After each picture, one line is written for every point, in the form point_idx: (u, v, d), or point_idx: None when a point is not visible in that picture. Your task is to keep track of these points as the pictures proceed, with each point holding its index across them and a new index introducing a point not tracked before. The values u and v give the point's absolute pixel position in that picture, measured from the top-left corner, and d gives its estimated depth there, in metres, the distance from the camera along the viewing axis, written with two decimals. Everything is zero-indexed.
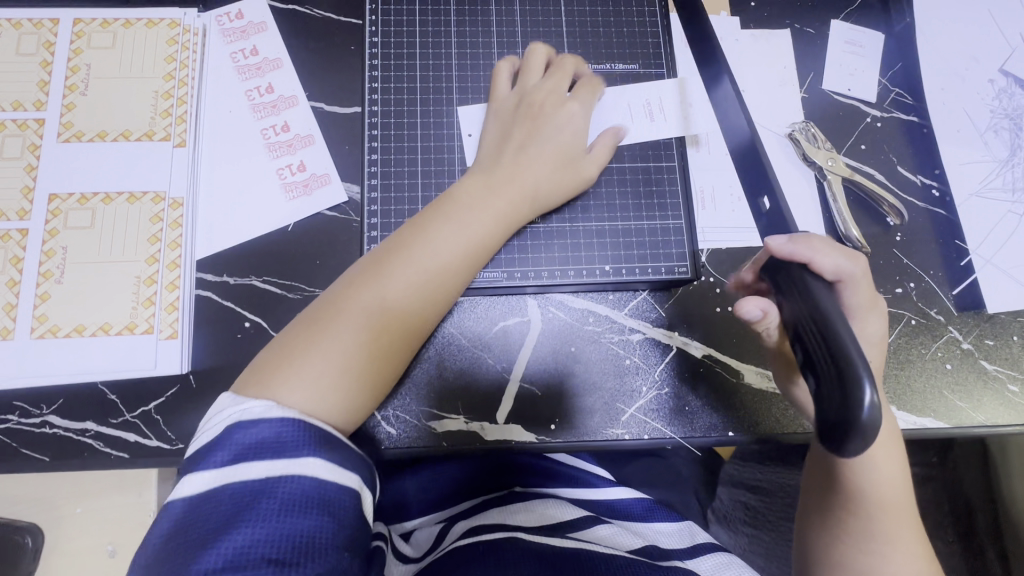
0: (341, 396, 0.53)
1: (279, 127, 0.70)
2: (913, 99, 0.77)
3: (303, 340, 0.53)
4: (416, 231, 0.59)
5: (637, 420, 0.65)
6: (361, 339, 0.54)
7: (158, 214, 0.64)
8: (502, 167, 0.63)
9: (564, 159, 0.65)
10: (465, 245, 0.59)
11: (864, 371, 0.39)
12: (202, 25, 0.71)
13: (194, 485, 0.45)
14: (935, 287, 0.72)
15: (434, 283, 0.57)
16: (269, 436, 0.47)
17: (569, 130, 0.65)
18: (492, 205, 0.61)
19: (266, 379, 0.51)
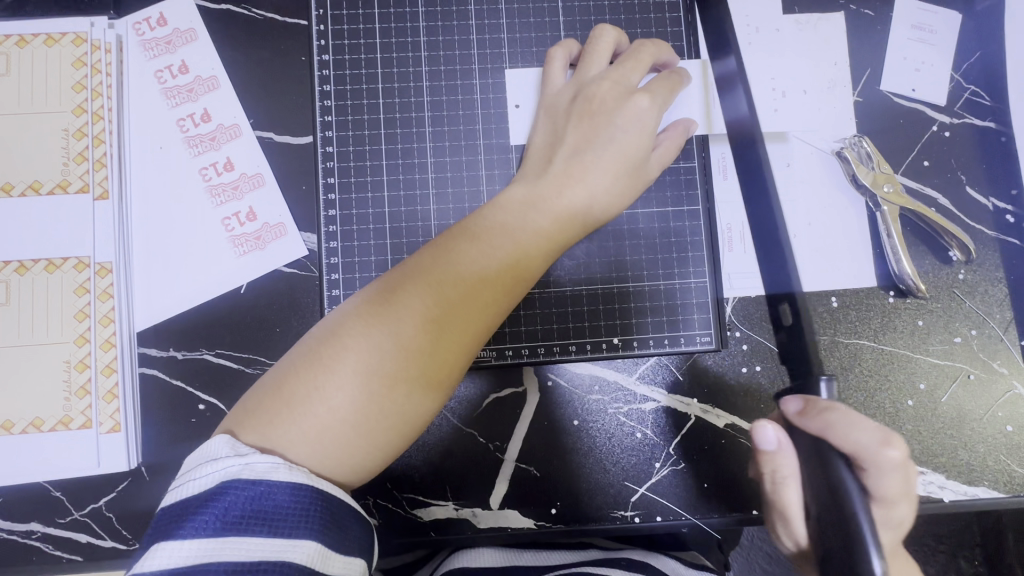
0: (356, 450, 0.40)
1: (220, 165, 0.58)
2: (991, 101, 0.63)
3: (313, 371, 0.40)
4: (460, 236, 0.46)
5: (647, 501, 0.58)
6: (382, 374, 0.40)
7: (83, 283, 0.55)
8: (557, 169, 0.49)
9: (628, 168, 0.49)
10: (518, 255, 0.46)
11: None
12: (115, 38, 0.57)
13: (167, 556, 0.34)
14: (1000, 334, 0.61)
15: (479, 300, 0.44)
16: (267, 505, 0.36)
17: (633, 132, 0.49)
18: (565, 197, 0.48)
19: (270, 420, 0.39)
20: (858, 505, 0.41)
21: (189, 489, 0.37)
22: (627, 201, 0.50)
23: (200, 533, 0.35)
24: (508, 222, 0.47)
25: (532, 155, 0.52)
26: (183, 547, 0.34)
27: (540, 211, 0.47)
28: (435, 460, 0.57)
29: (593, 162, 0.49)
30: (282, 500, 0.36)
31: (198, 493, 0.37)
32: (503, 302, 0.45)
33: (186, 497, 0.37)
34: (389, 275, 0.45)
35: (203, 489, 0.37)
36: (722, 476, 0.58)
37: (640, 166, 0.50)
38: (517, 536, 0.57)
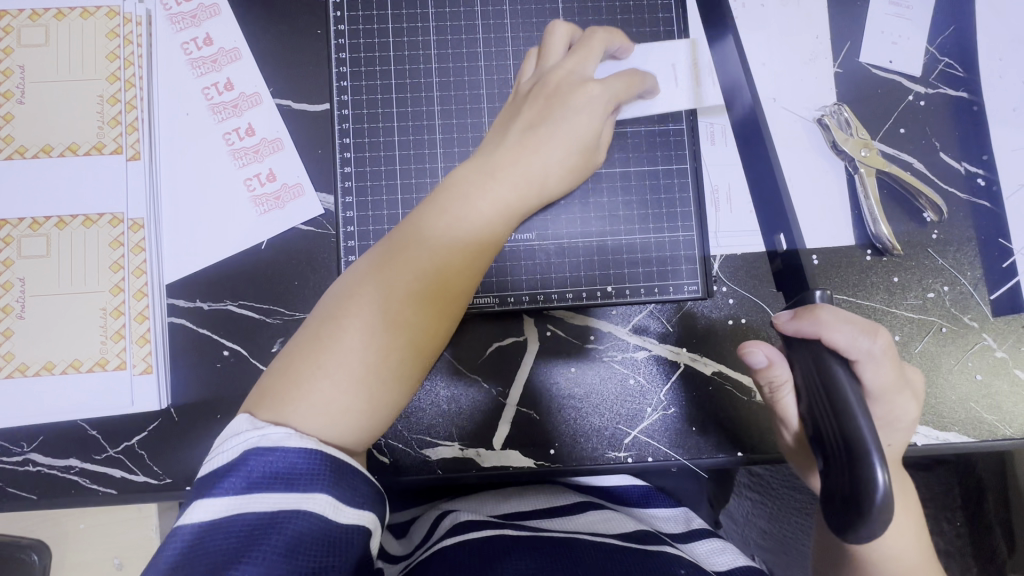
0: (364, 415, 0.43)
1: (242, 131, 0.62)
2: (964, 71, 0.67)
3: (312, 353, 0.43)
4: (428, 214, 0.49)
5: (640, 443, 0.62)
6: (377, 346, 0.43)
7: (118, 238, 0.59)
8: (511, 142, 0.53)
9: (579, 144, 0.54)
10: (486, 226, 0.49)
11: (874, 449, 0.37)
12: (145, 11, 0.62)
13: (202, 514, 0.38)
14: (971, 291, 0.66)
15: (455, 270, 0.47)
16: (284, 467, 0.39)
17: (586, 113, 0.53)
18: (530, 166, 0.51)
19: (277, 406, 0.42)
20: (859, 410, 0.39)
21: (216, 457, 0.41)
22: (579, 174, 0.55)
23: (229, 492, 0.39)
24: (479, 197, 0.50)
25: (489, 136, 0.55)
26: (215, 504, 0.38)
27: (498, 179, 0.50)
28: (443, 404, 0.62)
29: (550, 132, 0.52)
30: (297, 461, 0.39)
31: (224, 460, 0.41)
32: (477, 270, 0.49)
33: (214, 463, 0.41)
34: (368, 257, 0.48)
35: (227, 459, 0.40)
36: (709, 419, 0.63)
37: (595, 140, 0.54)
38: (520, 476, 0.62)
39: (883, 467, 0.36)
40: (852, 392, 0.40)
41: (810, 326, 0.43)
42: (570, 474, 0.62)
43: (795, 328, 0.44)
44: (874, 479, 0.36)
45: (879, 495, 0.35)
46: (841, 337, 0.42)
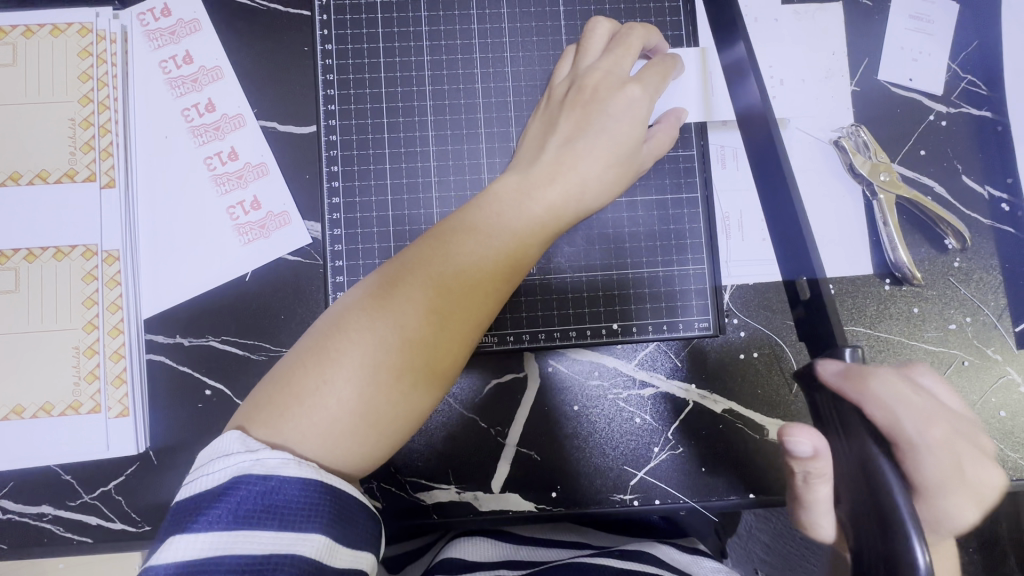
0: (364, 441, 0.41)
1: (225, 155, 0.58)
2: (987, 90, 0.63)
3: (316, 367, 0.41)
4: (456, 225, 0.46)
5: (645, 485, 0.59)
6: (388, 368, 0.41)
7: (91, 271, 0.56)
8: (550, 156, 0.49)
9: (620, 158, 0.49)
10: (514, 245, 0.46)
11: (913, 528, 0.34)
12: (120, 28, 0.58)
13: (181, 551, 0.35)
14: (995, 322, 0.62)
15: (478, 291, 0.44)
16: (279, 499, 0.37)
17: (627, 120, 0.49)
18: (564, 180, 0.47)
19: (276, 419, 0.40)
20: (896, 488, 0.36)
21: (203, 483, 0.38)
22: (619, 192, 0.50)
23: (214, 526, 0.36)
24: (505, 212, 0.47)
25: (523, 147, 0.51)
26: (198, 540, 0.35)
27: (528, 191, 0.47)
28: (438, 445, 0.58)
29: (588, 142, 0.48)
30: (293, 495, 0.37)
31: (211, 487, 0.38)
32: (502, 292, 0.46)
33: (198, 491, 0.38)
34: (391, 263, 0.45)
35: (215, 485, 0.38)
36: (719, 459, 0.59)
37: (634, 149, 0.50)
38: (519, 520, 0.59)
39: (923, 548, 0.33)
40: (887, 465, 0.37)
41: (854, 391, 0.42)
42: (572, 518, 0.59)
43: (838, 384, 0.43)
44: (914, 559, 0.33)
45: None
46: (882, 412, 0.40)
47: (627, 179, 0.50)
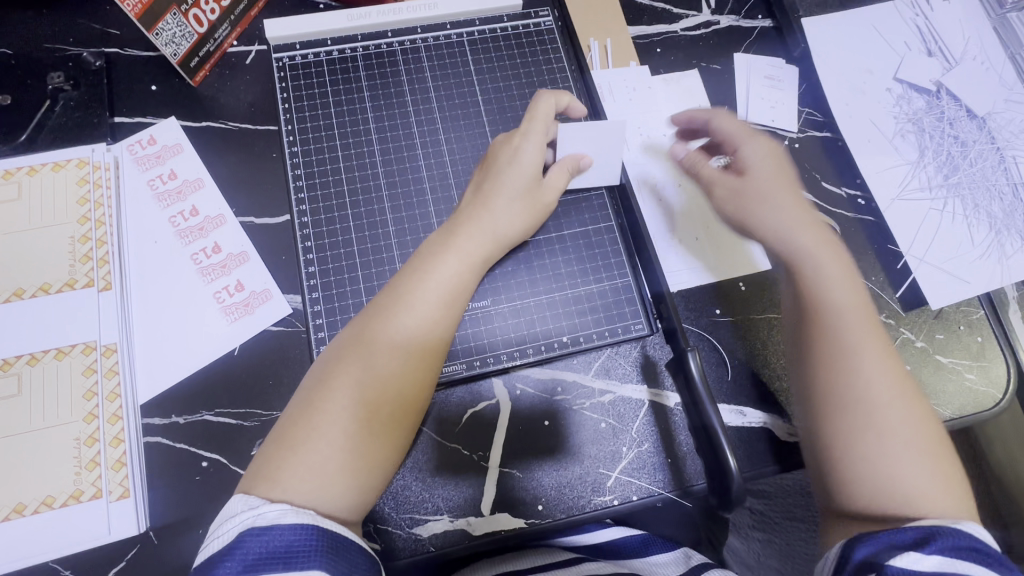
0: (354, 476, 0.48)
1: (209, 249, 0.67)
2: (823, 117, 0.81)
3: (303, 425, 0.49)
4: (398, 284, 0.56)
5: (621, 483, 0.64)
6: (372, 418, 0.50)
7: (91, 365, 0.61)
8: (463, 214, 0.61)
9: (524, 195, 0.62)
10: (453, 292, 0.57)
11: (724, 440, 0.55)
12: (113, 158, 0.69)
13: None
14: (880, 292, 0.74)
15: (429, 334, 0.54)
16: (281, 546, 0.42)
17: (520, 164, 0.62)
18: (477, 232, 0.59)
19: (272, 475, 0.47)
20: (712, 413, 0.56)
21: (214, 546, 0.43)
22: (529, 219, 0.63)
23: None
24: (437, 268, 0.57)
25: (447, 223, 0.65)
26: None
27: (455, 248, 0.58)
28: (427, 480, 0.63)
29: (496, 194, 0.61)
30: (293, 539, 0.42)
31: (222, 545, 0.43)
32: (447, 330, 0.56)
33: (212, 554, 0.43)
34: (352, 326, 0.55)
35: (226, 543, 0.43)
36: (683, 450, 0.66)
37: (535, 183, 0.63)
38: (512, 539, 0.62)
39: (733, 455, 0.54)
40: (710, 405, 0.56)
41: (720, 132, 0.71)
42: (561, 528, 0.63)
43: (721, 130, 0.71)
44: (730, 468, 0.53)
45: (734, 476, 0.53)
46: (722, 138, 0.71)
47: (537, 213, 0.64)
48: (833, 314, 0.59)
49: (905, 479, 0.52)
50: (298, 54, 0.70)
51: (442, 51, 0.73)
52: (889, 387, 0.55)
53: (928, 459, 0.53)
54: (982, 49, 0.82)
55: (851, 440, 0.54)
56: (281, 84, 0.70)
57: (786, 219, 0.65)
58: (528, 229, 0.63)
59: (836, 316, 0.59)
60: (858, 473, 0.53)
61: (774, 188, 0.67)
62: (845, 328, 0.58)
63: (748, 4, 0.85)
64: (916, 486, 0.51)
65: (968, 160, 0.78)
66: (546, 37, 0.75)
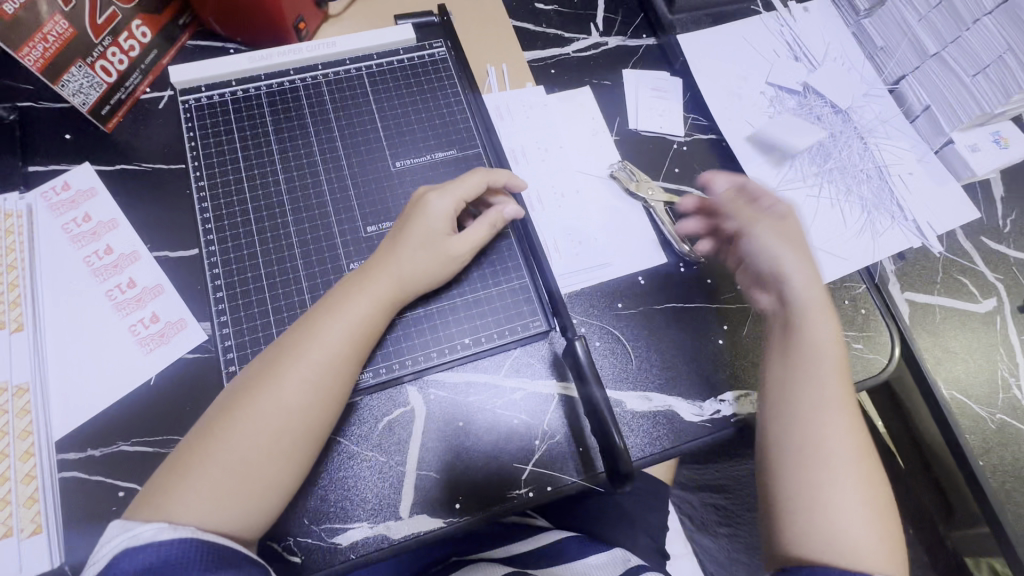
0: (236, 502, 0.53)
1: (124, 285, 0.70)
2: (706, 121, 0.88)
3: (199, 455, 0.53)
4: (307, 326, 0.59)
5: (536, 475, 0.67)
6: (269, 451, 0.55)
7: (4, 405, 0.62)
8: (377, 255, 0.65)
9: (433, 246, 0.66)
10: (356, 334, 0.60)
11: (612, 424, 0.62)
12: (26, 206, 0.71)
13: None
14: None
15: (329, 373, 0.58)
16: (160, 559, 0.47)
17: (430, 216, 0.66)
18: (382, 278, 0.63)
19: (160, 501, 0.51)
20: (602, 400, 0.63)
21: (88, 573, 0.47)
22: (438, 272, 0.66)
23: None
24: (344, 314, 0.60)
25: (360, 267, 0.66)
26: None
27: (363, 296, 0.62)
28: (346, 489, 0.65)
29: (406, 240, 0.65)
30: (174, 552, 0.48)
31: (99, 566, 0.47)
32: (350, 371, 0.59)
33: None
34: (261, 361, 0.59)
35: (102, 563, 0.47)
36: (592, 438, 0.69)
37: (444, 235, 0.66)
38: (432, 540, 0.64)
39: (619, 435, 0.62)
40: (598, 392, 0.64)
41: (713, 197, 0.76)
42: (479, 524, 0.66)
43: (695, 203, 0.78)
44: (619, 447, 0.61)
45: (625, 455, 0.61)
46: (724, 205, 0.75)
47: (447, 263, 0.67)
48: (819, 355, 0.65)
49: (850, 535, 0.57)
50: (202, 95, 0.75)
51: (343, 85, 0.78)
52: (848, 452, 0.60)
53: (872, 521, 0.58)
54: (841, 53, 0.92)
55: (806, 500, 0.59)
56: (186, 124, 0.74)
57: (774, 237, 0.70)
58: (437, 280, 0.67)
59: (823, 358, 0.65)
60: (814, 528, 0.58)
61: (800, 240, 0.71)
62: (811, 393, 0.63)
63: (633, 26, 0.94)
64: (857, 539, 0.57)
65: (836, 149, 0.86)
66: (441, 66, 0.81)
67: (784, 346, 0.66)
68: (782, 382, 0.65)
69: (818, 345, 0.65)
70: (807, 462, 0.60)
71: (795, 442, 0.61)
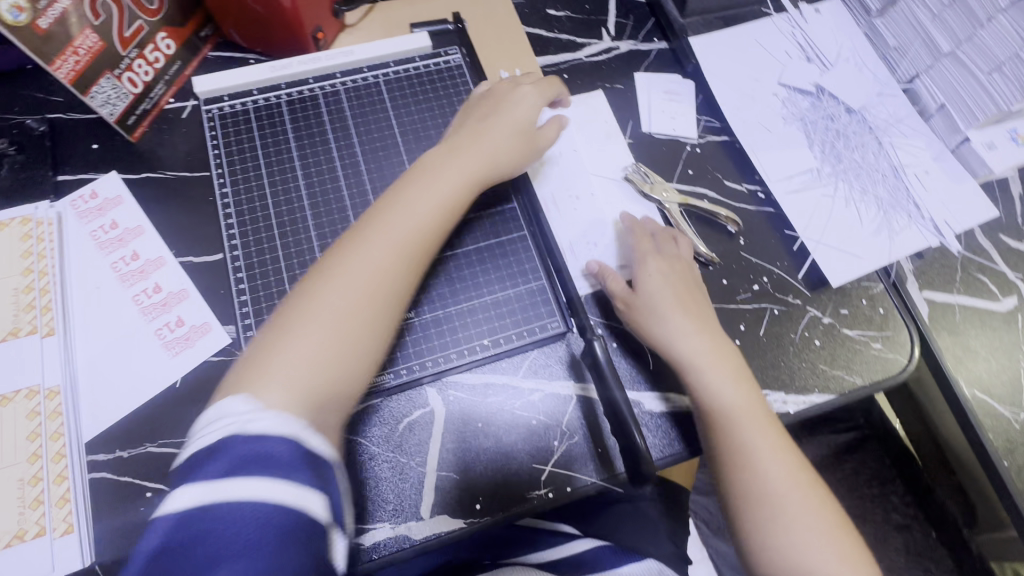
0: (358, 348, 0.54)
1: (150, 290, 0.71)
2: (719, 123, 0.89)
3: (282, 327, 0.53)
4: (385, 207, 0.61)
5: (555, 476, 0.68)
6: (369, 325, 0.55)
7: (35, 408, 0.64)
8: (455, 143, 0.68)
9: (517, 133, 0.70)
10: (446, 207, 0.63)
11: (633, 424, 0.61)
12: (56, 214, 0.73)
13: (182, 498, 0.43)
14: (785, 275, 0.80)
15: (422, 240, 0.60)
16: (267, 452, 0.44)
17: (521, 108, 0.72)
18: (464, 161, 0.66)
19: (268, 366, 0.50)
20: (620, 399, 0.63)
21: (191, 454, 0.46)
22: (523, 155, 0.71)
23: (208, 477, 0.43)
24: (413, 198, 0.62)
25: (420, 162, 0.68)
26: (184, 500, 0.43)
27: (438, 181, 0.64)
28: (368, 490, 0.65)
29: (482, 134, 0.69)
30: (281, 450, 0.45)
31: (205, 445, 0.46)
32: (439, 237, 0.63)
33: (192, 455, 0.46)
34: (334, 247, 0.59)
35: (206, 444, 0.46)
36: (610, 438, 0.69)
37: (527, 127, 0.71)
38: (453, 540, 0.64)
39: (640, 435, 0.61)
40: (617, 391, 0.64)
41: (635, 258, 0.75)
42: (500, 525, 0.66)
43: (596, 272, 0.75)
44: (640, 448, 0.60)
45: (647, 457, 0.59)
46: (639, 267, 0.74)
47: (530, 153, 0.72)
48: (727, 422, 0.66)
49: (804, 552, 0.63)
50: (225, 105, 0.77)
51: (360, 93, 0.79)
52: (785, 476, 0.65)
53: (822, 535, 0.64)
54: (854, 52, 0.92)
55: (758, 528, 0.65)
56: (210, 133, 0.76)
57: (665, 294, 0.71)
58: (517, 168, 0.71)
59: (732, 423, 0.66)
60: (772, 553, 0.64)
61: (668, 296, 0.71)
62: (735, 432, 0.66)
63: (644, 30, 0.95)
64: (812, 555, 0.63)
65: (851, 148, 0.86)
66: (456, 72, 0.83)
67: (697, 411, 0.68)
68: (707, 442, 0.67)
69: (723, 413, 0.66)
70: (747, 513, 0.65)
71: (734, 495, 0.66)
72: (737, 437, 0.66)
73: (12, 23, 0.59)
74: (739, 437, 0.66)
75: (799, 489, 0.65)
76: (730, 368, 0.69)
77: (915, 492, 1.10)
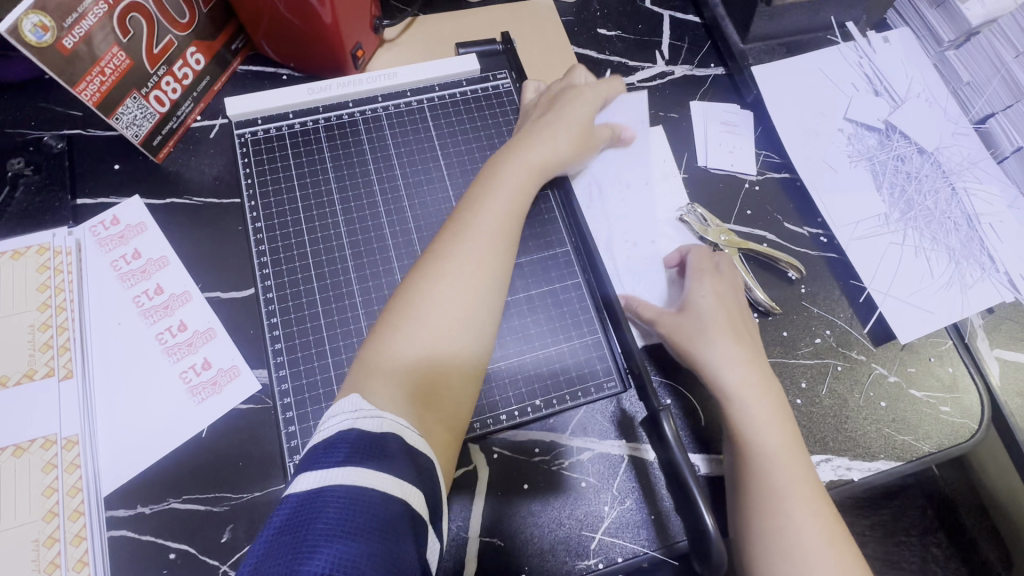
0: (460, 335, 0.56)
1: (175, 328, 0.66)
2: (779, 159, 0.83)
3: (390, 324, 0.56)
4: (465, 206, 0.63)
5: (605, 544, 0.63)
6: (468, 309, 0.57)
7: (51, 460, 0.60)
8: (518, 139, 0.69)
9: (574, 127, 0.70)
10: (518, 202, 0.64)
11: (699, 497, 0.53)
12: (75, 241, 0.68)
13: (307, 482, 0.40)
14: (848, 329, 0.75)
15: (499, 234, 0.62)
16: (376, 441, 0.43)
17: (580, 104, 0.72)
18: (527, 156, 0.67)
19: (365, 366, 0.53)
20: (683, 463, 0.55)
21: (315, 444, 0.44)
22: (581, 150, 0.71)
23: (328, 463, 0.41)
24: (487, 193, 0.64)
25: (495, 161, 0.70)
26: (306, 479, 0.40)
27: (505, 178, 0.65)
28: None
29: (543, 128, 0.69)
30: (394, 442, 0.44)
31: (325, 436, 0.44)
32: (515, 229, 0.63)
33: (316, 445, 0.44)
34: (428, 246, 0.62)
35: (328, 435, 0.44)
36: (665, 505, 0.65)
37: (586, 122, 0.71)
38: None
39: (709, 513, 0.52)
40: (680, 452, 0.56)
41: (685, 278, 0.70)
42: None
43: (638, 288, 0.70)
44: (706, 526, 0.52)
45: (712, 536, 0.51)
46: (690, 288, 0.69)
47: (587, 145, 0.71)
48: (766, 463, 0.59)
49: None
50: (259, 129, 0.71)
51: (403, 118, 0.74)
52: (819, 531, 0.57)
53: None
54: (925, 86, 0.86)
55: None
56: (242, 159, 0.70)
57: (715, 314, 0.66)
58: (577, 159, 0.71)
59: (771, 465, 0.59)
60: None
61: (722, 320, 0.66)
62: (772, 471, 0.59)
63: (700, 55, 0.89)
64: None
65: (922, 193, 0.81)
66: (504, 97, 0.77)
67: (733, 443, 0.62)
68: (736, 489, 0.61)
69: (762, 450, 0.60)
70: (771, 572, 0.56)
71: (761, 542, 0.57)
72: (772, 480, 0.59)
73: (36, 44, 0.54)
74: (776, 476, 0.59)
75: (834, 547, 0.56)
76: (776, 404, 0.63)
77: (956, 542, 1.07)
